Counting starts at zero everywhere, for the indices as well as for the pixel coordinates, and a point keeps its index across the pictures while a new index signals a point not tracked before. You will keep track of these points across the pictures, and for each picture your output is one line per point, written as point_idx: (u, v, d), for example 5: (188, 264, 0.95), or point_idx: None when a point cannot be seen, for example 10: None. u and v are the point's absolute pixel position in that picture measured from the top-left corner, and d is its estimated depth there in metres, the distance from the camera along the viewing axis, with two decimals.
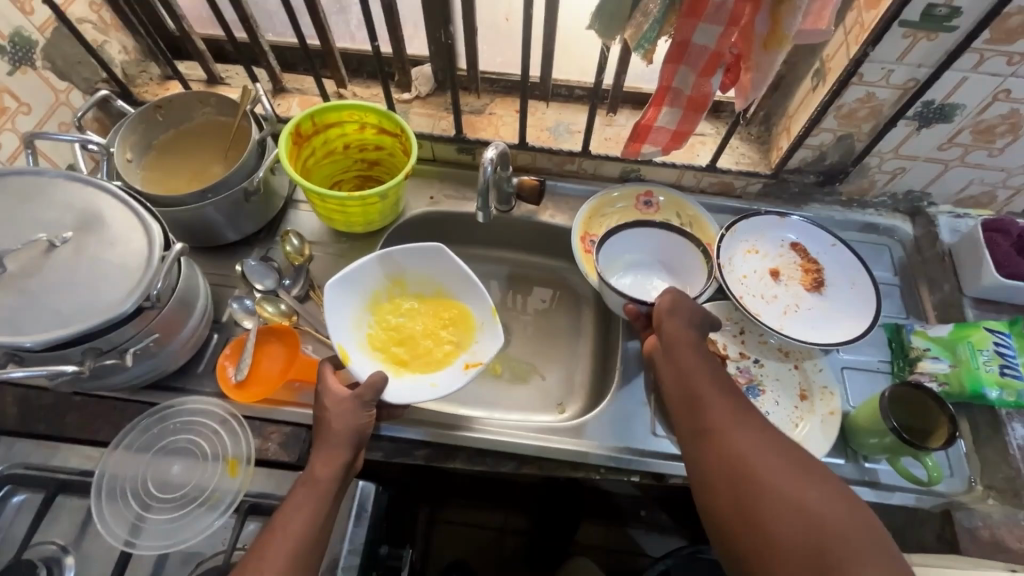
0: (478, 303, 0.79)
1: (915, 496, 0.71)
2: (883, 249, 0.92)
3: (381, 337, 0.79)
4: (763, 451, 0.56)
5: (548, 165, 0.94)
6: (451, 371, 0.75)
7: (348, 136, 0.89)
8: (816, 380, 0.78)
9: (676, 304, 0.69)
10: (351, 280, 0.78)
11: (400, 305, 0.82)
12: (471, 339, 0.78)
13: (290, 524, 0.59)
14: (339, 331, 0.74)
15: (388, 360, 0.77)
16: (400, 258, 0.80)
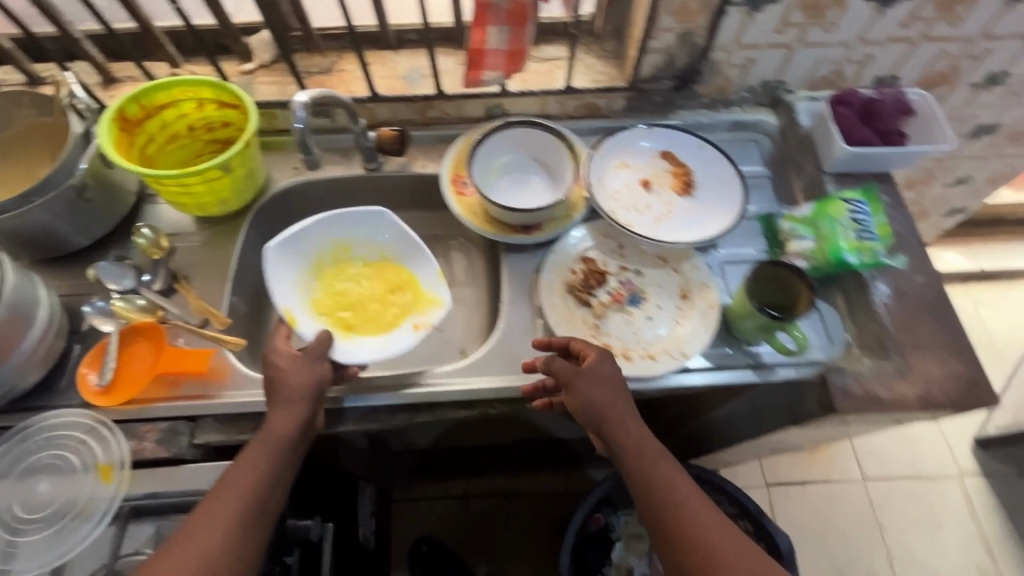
0: (425, 268, 0.78)
1: (795, 369, 0.72)
2: (752, 144, 0.94)
3: (327, 302, 0.80)
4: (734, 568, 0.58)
5: (408, 114, 0.91)
6: (401, 335, 0.75)
7: (188, 116, 0.84)
8: (694, 278, 0.79)
9: (592, 402, 0.66)
10: (295, 245, 0.78)
11: (344, 271, 0.82)
12: (418, 303, 0.77)
13: (240, 478, 0.60)
14: (283, 294, 0.75)
15: (335, 323, 0.77)
16: (345, 224, 0.80)
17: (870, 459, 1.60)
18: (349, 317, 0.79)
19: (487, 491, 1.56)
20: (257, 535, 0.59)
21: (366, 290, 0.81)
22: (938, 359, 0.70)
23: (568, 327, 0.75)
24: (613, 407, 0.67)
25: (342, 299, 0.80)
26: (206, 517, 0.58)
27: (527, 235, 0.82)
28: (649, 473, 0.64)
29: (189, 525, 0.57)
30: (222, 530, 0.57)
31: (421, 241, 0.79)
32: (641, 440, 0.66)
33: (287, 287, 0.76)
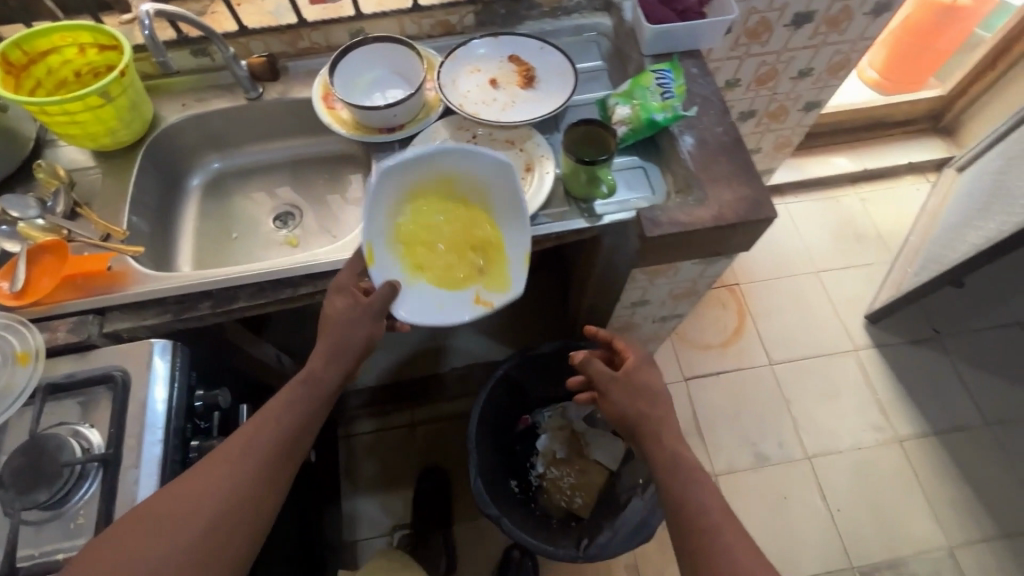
0: (514, 238, 0.80)
1: (622, 213, 0.86)
2: (592, 44, 1.07)
3: (412, 232, 0.81)
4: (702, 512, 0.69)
5: (282, 47, 1.01)
6: (465, 300, 0.78)
7: (72, 62, 0.92)
8: (536, 152, 0.91)
9: (614, 394, 0.83)
10: (401, 170, 0.79)
11: (443, 204, 0.83)
12: (496, 270, 0.80)
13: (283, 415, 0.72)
14: (372, 220, 0.77)
15: (410, 259, 0.80)
16: (458, 160, 0.80)
17: (776, 345, 1.77)
18: (424, 254, 0.81)
19: (431, 416, 1.69)
20: (280, 478, 0.69)
21: (452, 231, 0.82)
22: (729, 188, 0.84)
23: None
24: (643, 399, 0.81)
25: (432, 234, 0.82)
26: (240, 455, 0.67)
27: (391, 133, 0.94)
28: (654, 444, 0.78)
29: (226, 457, 0.67)
30: (251, 470, 0.66)
31: (521, 202, 0.79)
32: (666, 430, 0.79)
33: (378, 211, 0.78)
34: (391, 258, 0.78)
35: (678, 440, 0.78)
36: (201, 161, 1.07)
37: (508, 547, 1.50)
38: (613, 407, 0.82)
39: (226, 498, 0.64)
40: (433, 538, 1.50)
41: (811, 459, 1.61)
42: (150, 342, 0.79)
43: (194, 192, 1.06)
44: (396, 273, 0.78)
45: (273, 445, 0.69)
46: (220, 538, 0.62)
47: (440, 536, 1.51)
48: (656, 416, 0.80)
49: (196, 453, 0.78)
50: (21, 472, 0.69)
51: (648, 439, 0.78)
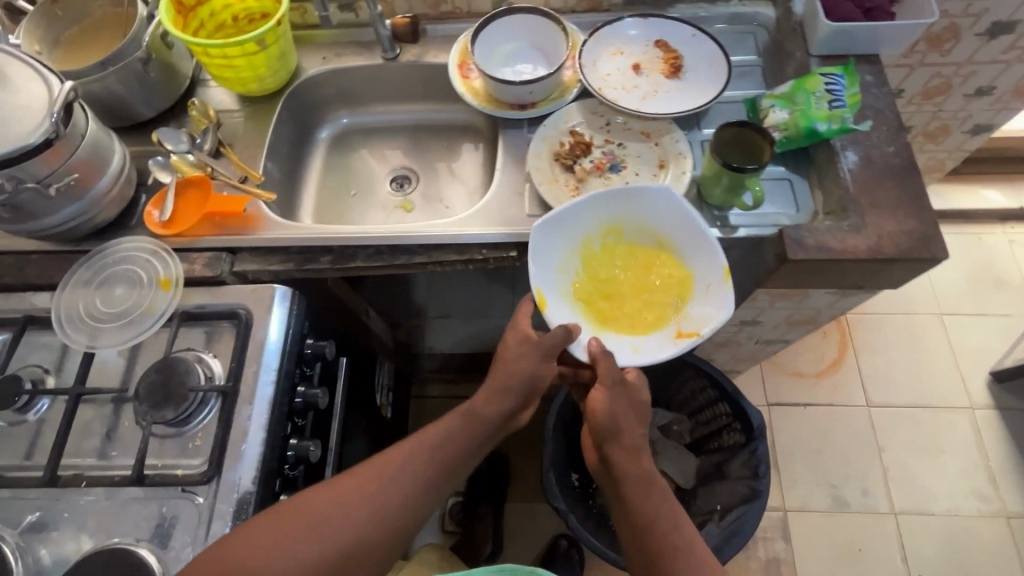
0: (702, 264, 0.80)
1: (758, 229, 0.79)
2: (748, 36, 0.97)
3: (586, 285, 0.84)
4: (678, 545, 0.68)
5: (423, 8, 1.00)
6: (658, 339, 0.80)
7: (233, 7, 0.96)
8: (673, 149, 0.85)
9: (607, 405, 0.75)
10: (564, 224, 0.81)
11: (610, 251, 0.85)
12: (688, 302, 0.81)
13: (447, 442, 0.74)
14: (544, 275, 0.80)
15: (590, 311, 0.82)
16: (621, 206, 0.83)
17: (878, 386, 1.62)
18: (604, 304, 0.82)
19: None
20: (424, 506, 0.70)
21: (626, 279, 0.84)
22: (893, 217, 0.75)
23: (552, 188, 0.84)
24: (632, 427, 0.76)
25: (604, 281, 0.84)
26: (392, 475, 0.69)
27: (522, 111, 0.91)
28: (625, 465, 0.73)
29: (380, 472, 0.69)
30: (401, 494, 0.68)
31: (706, 232, 0.79)
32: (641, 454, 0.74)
33: (546, 270, 0.81)
34: (570, 311, 0.81)
35: (662, 492, 0.73)
36: (332, 116, 1.09)
37: (556, 536, 1.50)
38: (605, 412, 0.74)
39: (367, 512, 0.66)
40: (481, 511, 1.51)
41: (897, 515, 1.48)
42: (273, 287, 0.83)
43: (321, 145, 1.09)
44: (579, 323, 0.80)
45: (422, 475, 0.71)
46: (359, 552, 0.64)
47: (489, 510, 1.51)
48: (642, 454, 0.74)
49: (300, 400, 0.81)
50: (154, 388, 0.76)
51: (625, 473, 0.72)
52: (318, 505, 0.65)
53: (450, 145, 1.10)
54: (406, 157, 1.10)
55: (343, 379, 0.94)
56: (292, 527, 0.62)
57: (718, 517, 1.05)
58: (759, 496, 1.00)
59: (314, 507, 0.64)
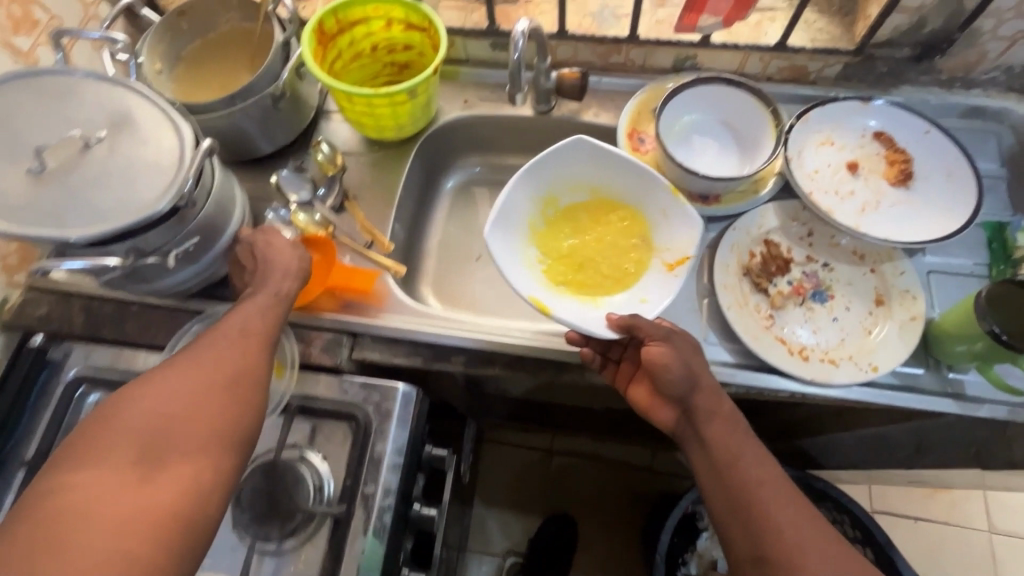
0: (652, 193, 0.71)
1: (1007, 409, 0.63)
2: (990, 136, 0.79)
3: (557, 268, 0.73)
4: (785, 501, 0.57)
5: (591, 57, 0.85)
6: (652, 281, 0.69)
7: (375, 35, 0.83)
8: (896, 284, 0.69)
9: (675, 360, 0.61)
10: (506, 214, 0.70)
11: (556, 224, 0.75)
12: (653, 234, 0.72)
13: (235, 322, 0.56)
14: (520, 280, 0.67)
15: (577, 291, 0.71)
16: (544, 175, 0.73)
17: (1004, 510, 1.43)
18: (587, 277, 0.72)
19: (571, 450, 1.58)
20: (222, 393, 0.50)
21: (590, 243, 0.74)
22: None
23: (742, 314, 0.69)
24: (705, 375, 0.63)
25: (567, 257, 0.74)
26: (208, 341, 0.54)
27: (704, 204, 0.75)
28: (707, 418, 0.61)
29: (193, 349, 0.53)
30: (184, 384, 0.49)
31: (644, 164, 0.70)
32: (721, 408, 0.62)
33: (514, 268, 0.68)
34: (565, 301, 0.68)
35: (753, 439, 0.62)
36: (461, 162, 0.96)
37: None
38: (678, 368, 0.60)
39: (115, 429, 0.45)
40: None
41: None
42: (396, 387, 0.71)
43: (446, 195, 0.96)
44: (577, 306, 0.68)
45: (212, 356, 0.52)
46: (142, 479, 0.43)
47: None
48: (723, 404, 0.62)
49: (414, 520, 0.72)
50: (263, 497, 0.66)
51: (705, 420, 0.61)
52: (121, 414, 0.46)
53: None
54: None
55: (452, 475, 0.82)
56: (85, 457, 0.43)
57: None
58: None
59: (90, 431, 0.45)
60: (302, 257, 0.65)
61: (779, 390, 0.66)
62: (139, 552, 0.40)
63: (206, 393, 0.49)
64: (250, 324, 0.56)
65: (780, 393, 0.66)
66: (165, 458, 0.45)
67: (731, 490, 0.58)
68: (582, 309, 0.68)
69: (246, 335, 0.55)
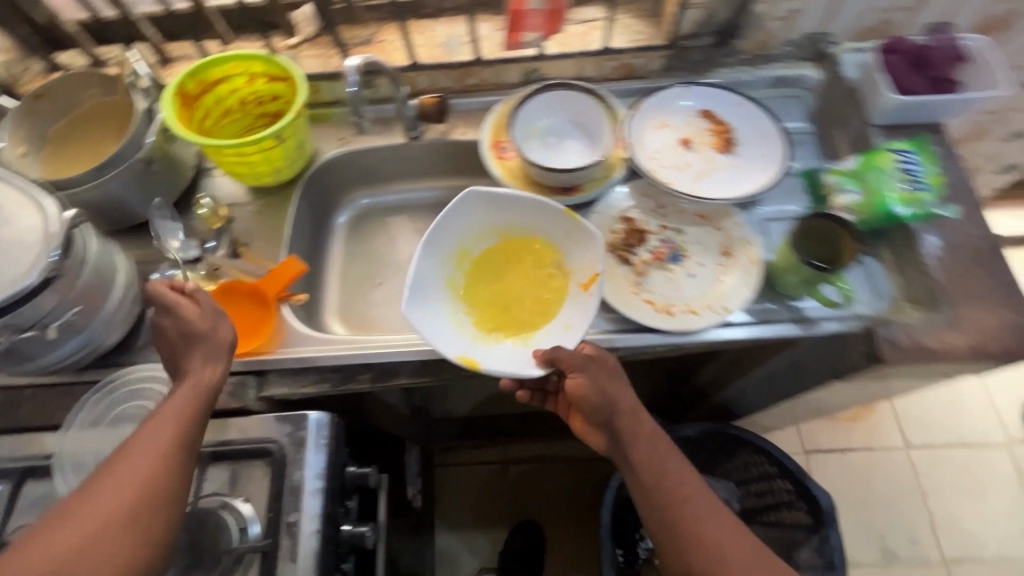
0: (554, 223, 0.77)
1: (843, 322, 0.72)
2: (794, 100, 0.92)
3: (485, 315, 0.77)
4: (704, 511, 0.63)
5: (447, 83, 0.92)
6: (575, 305, 0.75)
7: (240, 91, 0.87)
8: (737, 235, 0.79)
9: (598, 389, 0.66)
10: (422, 281, 0.74)
11: (474, 274, 0.79)
12: (565, 258, 0.77)
13: (152, 426, 0.55)
14: (449, 340, 0.71)
15: (509, 334, 0.75)
16: (450, 233, 0.77)
17: (915, 426, 1.57)
18: (514, 317, 0.77)
19: (525, 456, 1.61)
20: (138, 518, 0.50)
21: (510, 284, 0.79)
22: (990, 309, 0.69)
23: (610, 284, 0.77)
24: (627, 397, 0.69)
25: (492, 302, 0.78)
26: (124, 452, 0.53)
27: (567, 195, 0.84)
28: (632, 441, 0.67)
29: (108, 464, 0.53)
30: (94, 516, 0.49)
31: (540, 200, 0.76)
32: (642, 427, 0.68)
33: (442, 331, 0.72)
34: (498, 349, 0.73)
35: (670, 451, 0.69)
36: (349, 197, 1.01)
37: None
38: (598, 397, 0.66)
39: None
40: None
41: (948, 565, 1.43)
42: (308, 415, 0.73)
43: (340, 230, 1.00)
44: (510, 352, 0.73)
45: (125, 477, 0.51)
46: None
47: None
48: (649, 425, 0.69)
49: (347, 540, 0.72)
50: (187, 550, 0.66)
51: (632, 445, 0.67)
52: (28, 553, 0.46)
53: None
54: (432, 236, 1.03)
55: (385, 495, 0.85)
56: None
57: None
58: None
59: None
60: (216, 332, 0.64)
61: (653, 344, 0.74)
62: None
63: (119, 518, 0.49)
64: (169, 431, 0.55)
65: (655, 347, 0.74)
66: None
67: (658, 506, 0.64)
68: (513, 352, 0.72)
69: (166, 442, 0.54)
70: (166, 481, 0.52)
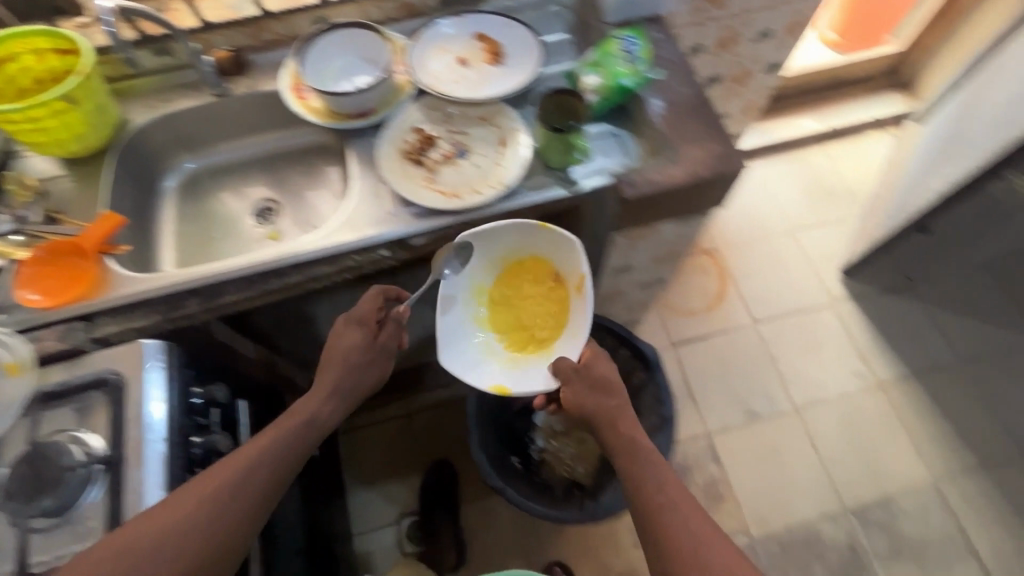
0: (539, 241, 0.86)
1: (603, 177, 0.86)
2: (558, 15, 1.07)
3: (510, 336, 0.89)
4: (683, 517, 0.69)
5: (244, 40, 1.01)
6: (576, 308, 0.85)
7: (32, 70, 0.91)
8: (511, 128, 0.93)
9: (586, 399, 0.82)
10: (450, 329, 0.86)
11: (494, 304, 0.90)
12: (562, 268, 0.87)
13: (257, 444, 0.74)
14: (482, 375, 0.84)
15: (533, 347, 0.87)
16: (460, 280, 0.87)
17: (758, 305, 1.82)
18: (534, 330, 0.88)
19: (428, 404, 1.69)
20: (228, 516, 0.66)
21: (522, 300, 0.89)
22: (701, 146, 0.87)
23: (406, 183, 0.89)
24: (620, 409, 0.82)
25: (512, 322, 0.89)
26: (237, 455, 0.72)
27: (364, 119, 0.95)
28: (621, 448, 0.78)
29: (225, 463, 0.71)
30: (202, 505, 0.65)
31: (521, 224, 0.83)
32: (629, 429, 0.80)
33: (471, 367, 0.85)
34: (524, 369, 0.85)
35: (658, 460, 0.77)
36: (174, 162, 1.06)
37: (549, 563, 1.47)
38: (586, 400, 0.82)
39: (149, 540, 0.62)
40: (442, 522, 1.50)
41: (799, 411, 1.66)
42: (141, 343, 0.79)
43: (169, 193, 1.05)
44: (535, 367, 0.85)
45: (230, 480, 0.69)
46: None
47: (449, 522, 1.50)
48: (626, 416, 0.82)
49: (199, 449, 0.78)
50: (26, 480, 0.69)
51: (619, 454, 0.78)
52: (145, 525, 0.63)
53: (308, 169, 1.11)
54: (266, 188, 1.10)
55: (246, 416, 0.93)
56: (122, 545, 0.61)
57: None
58: (670, 420, 1.09)
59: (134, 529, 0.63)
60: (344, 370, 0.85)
61: (447, 224, 0.86)
62: None
63: (217, 512, 0.66)
64: (262, 460, 0.72)
65: (451, 227, 0.87)
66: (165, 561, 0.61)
67: (641, 505, 0.72)
68: (534, 365, 0.85)
69: (259, 469, 0.71)
70: (249, 502, 0.68)
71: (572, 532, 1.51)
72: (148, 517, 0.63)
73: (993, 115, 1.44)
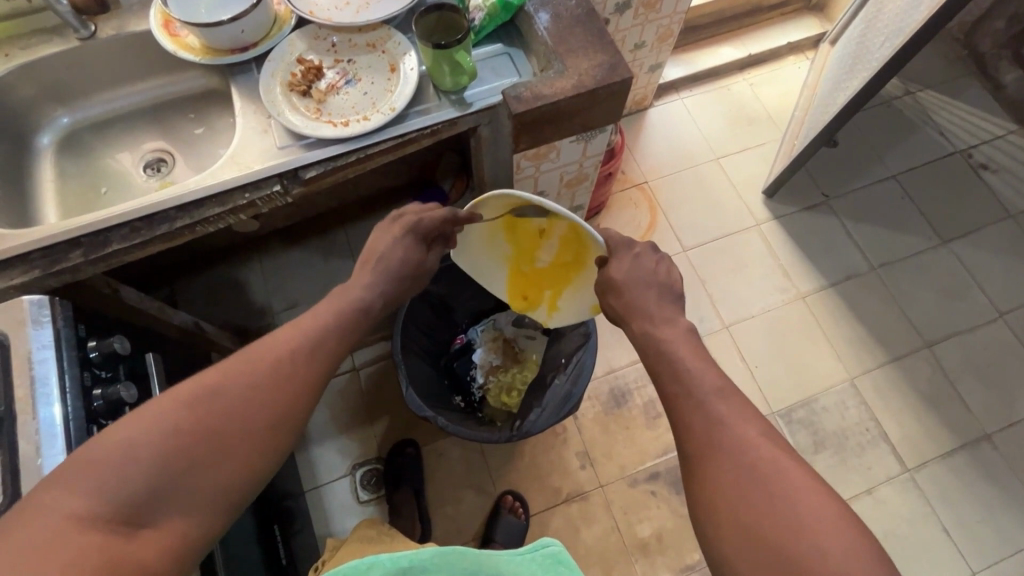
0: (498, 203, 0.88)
1: (496, 95, 0.88)
2: None
3: (553, 262, 0.99)
4: (715, 402, 0.63)
5: None
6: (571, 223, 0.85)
7: None
8: (398, 53, 0.91)
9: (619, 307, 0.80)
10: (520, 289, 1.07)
11: (521, 252, 1.00)
12: (531, 205, 0.86)
13: (309, 321, 0.74)
14: (570, 306, 1.03)
15: (574, 262, 0.95)
16: (488, 258, 1.04)
17: (688, 233, 1.88)
18: (563, 249, 0.94)
19: (372, 358, 1.64)
20: (288, 383, 0.66)
21: (533, 236, 0.95)
22: (587, 57, 0.88)
23: (292, 115, 0.86)
24: (647, 306, 0.77)
25: (547, 256, 0.98)
26: (291, 330, 0.72)
27: (244, 53, 0.92)
28: (651, 350, 0.72)
29: (279, 334, 0.71)
30: (267, 369, 0.65)
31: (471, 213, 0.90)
32: (664, 326, 0.74)
33: (568, 301, 1.03)
34: (587, 286, 0.97)
35: (699, 354, 0.69)
36: (48, 118, 1.01)
37: (502, 492, 1.51)
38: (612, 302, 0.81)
39: (218, 390, 0.61)
40: (399, 484, 1.46)
41: (729, 327, 1.75)
42: (24, 299, 0.76)
43: (46, 151, 1.00)
44: (588, 278, 0.95)
45: (289, 349, 0.69)
46: (209, 429, 0.58)
47: (408, 492, 1.45)
48: (647, 296, 0.78)
49: (102, 400, 0.77)
50: None
51: (648, 350, 0.72)
52: (221, 372, 0.63)
53: (198, 116, 1.06)
54: (158, 139, 1.06)
55: (157, 369, 0.94)
56: (196, 388, 0.60)
57: (564, 370, 1.22)
58: (590, 334, 1.21)
59: (205, 377, 0.62)
60: (390, 254, 0.86)
61: (337, 155, 0.85)
62: (184, 475, 0.56)
63: (279, 376, 0.66)
64: (315, 338, 0.72)
65: (343, 157, 0.86)
66: (229, 414, 0.60)
67: (670, 400, 0.66)
68: (589, 278, 0.95)
69: (319, 339, 0.72)
70: (314, 361, 0.70)
71: (522, 461, 1.55)
72: (221, 367, 0.64)
73: (890, 25, 1.48)
